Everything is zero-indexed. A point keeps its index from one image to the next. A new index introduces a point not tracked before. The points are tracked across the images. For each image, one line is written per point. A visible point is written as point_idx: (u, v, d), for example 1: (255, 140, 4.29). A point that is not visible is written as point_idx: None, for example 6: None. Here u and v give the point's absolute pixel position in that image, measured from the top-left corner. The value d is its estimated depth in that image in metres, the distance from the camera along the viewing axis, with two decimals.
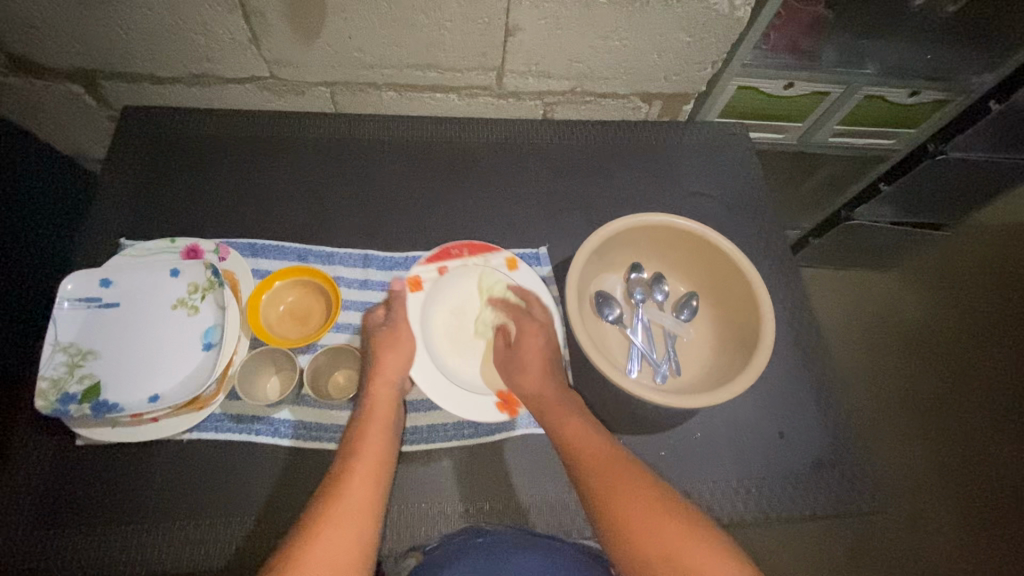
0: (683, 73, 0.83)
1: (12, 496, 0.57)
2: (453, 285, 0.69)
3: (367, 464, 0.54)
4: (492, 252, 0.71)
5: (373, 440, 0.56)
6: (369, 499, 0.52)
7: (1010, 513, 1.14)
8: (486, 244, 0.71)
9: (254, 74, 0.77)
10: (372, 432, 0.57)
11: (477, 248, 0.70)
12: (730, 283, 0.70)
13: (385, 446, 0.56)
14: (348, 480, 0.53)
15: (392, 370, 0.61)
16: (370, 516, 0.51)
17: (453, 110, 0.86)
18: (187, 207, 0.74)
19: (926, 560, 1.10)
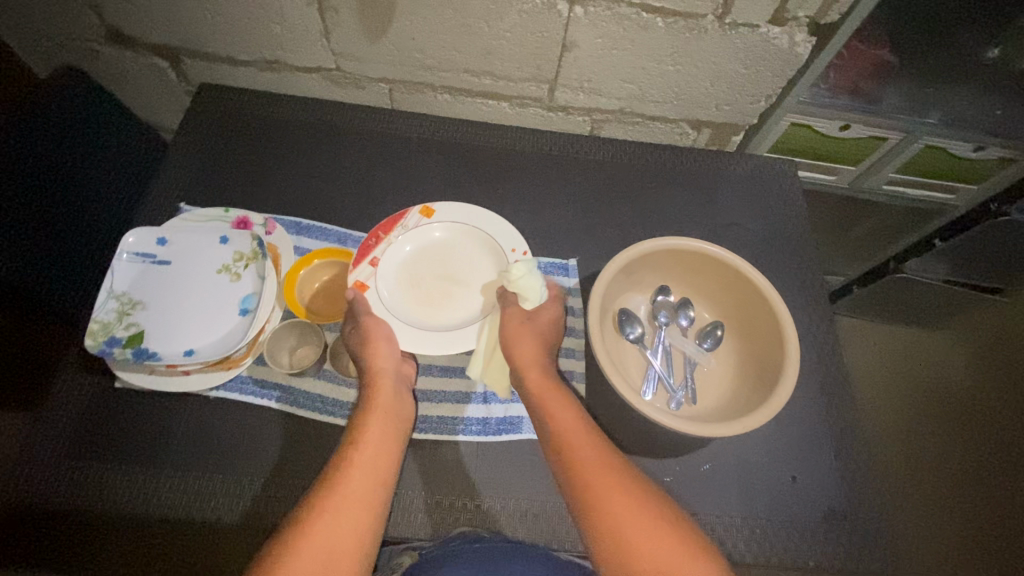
0: (734, 103, 0.83)
1: (53, 426, 0.62)
2: (393, 270, 0.70)
3: (368, 458, 0.56)
4: (403, 218, 0.72)
5: (373, 434, 0.58)
6: (368, 495, 0.54)
7: None
8: (393, 215, 0.71)
9: (320, 64, 0.81)
10: (372, 425, 0.58)
11: (387, 225, 0.71)
12: (756, 316, 0.69)
13: (388, 441, 0.59)
14: (350, 472, 0.55)
15: (387, 362, 0.62)
16: (371, 507, 0.54)
17: (502, 118, 0.88)
18: (243, 181, 0.79)
19: None
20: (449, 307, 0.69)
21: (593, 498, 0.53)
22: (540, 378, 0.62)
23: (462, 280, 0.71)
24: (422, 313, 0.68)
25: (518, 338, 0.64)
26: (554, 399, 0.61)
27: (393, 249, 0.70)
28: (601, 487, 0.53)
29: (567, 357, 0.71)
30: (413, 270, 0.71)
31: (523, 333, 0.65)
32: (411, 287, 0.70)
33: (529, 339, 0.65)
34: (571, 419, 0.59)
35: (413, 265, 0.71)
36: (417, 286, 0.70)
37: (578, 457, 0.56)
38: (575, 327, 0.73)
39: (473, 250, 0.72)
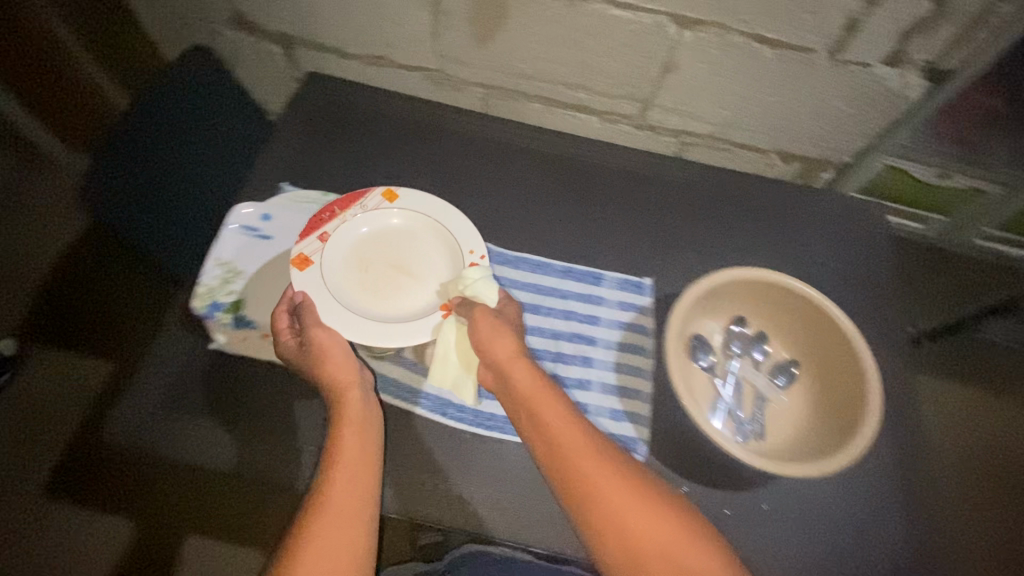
0: (831, 140, 0.82)
1: (149, 377, 0.66)
2: (342, 248, 0.67)
3: (347, 471, 0.57)
4: (363, 197, 0.70)
5: (348, 447, 0.58)
6: (358, 505, 0.56)
7: None
8: (353, 193, 0.70)
9: (423, 64, 0.85)
10: (346, 443, 0.58)
11: (345, 202, 0.69)
12: (837, 359, 0.67)
13: (365, 453, 0.58)
14: (335, 488, 0.56)
15: (349, 376, 0.61)
16: (363, 519, 0.55)
17: (590, 131, 0.90)
18: (340, 168, 0.82)
19: None
20: (394, 296, 0.67)
21: (592, 504, 0.55)
22: (526, 384, 0.60)
23: (414, 272, 0.69)
24: (367, 297, 0.66)
25: (490, 340, 0.62)
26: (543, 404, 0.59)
27: (346, 225, 0.68)
28: (608, 491, 0.55)
29: (634, 375, 0.70)
30: (363, 251, 0.68)
31: (500, 331, 0.63)
32: (359, 267, 0.67)
33: (504, 337, 0.62)
34: (563, 429, 0.58)
35: (365, 246, 0.69)
36: (366, 267, 0.68)
37: (575, 466, 0.56)
38: (645, 346, 0.72)
39: (427, 243, 0.70)
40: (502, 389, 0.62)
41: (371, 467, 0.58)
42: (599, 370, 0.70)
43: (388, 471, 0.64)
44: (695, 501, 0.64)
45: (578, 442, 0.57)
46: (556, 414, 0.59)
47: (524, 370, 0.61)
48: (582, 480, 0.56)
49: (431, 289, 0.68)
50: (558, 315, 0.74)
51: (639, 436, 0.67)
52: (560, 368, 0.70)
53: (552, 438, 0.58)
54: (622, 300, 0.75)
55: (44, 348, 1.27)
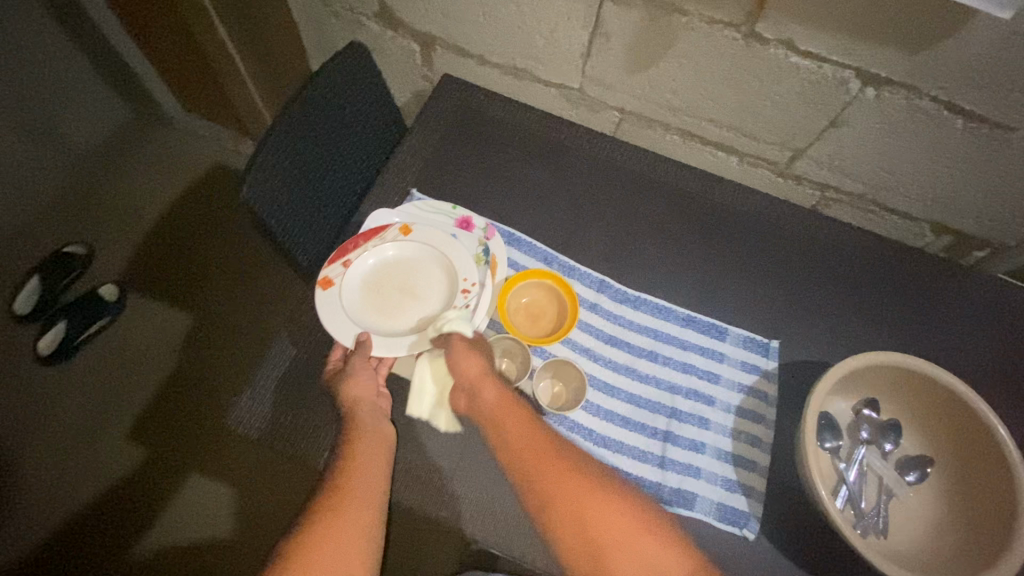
0: (998, 220, 0.75)
1: (275, 369, 0.69)
2: (361, 275, 0.69)
3: (361, 487, 0.55)
4: (384, 228, 0.72)
5: (360, 450, 0.58)
6: (365, 503, 0.54)
7: None
8: (374, 226, 0.72)
9: (565, 82, 0.83)
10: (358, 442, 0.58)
11: (368, 233, 0.71)
12: (983, 469, 0.62)
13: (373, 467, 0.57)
14: (347, 499, 0.54)
15: (364, 390, 0.62)
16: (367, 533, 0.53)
17: (726, 171, 0.85)
18: (467, 178, 0.81)
19: None
20: (397, 321, 0.68)
21: (559, 519, 0.52)
22: (491, 401, 0.59)
23: (421, 298, 0.69)
24: (372, 320, 0.68)
25: (459, 360, 0.61)
26: (510, 422, 0.57)
27: (367, 254, 0.70)
28: (586, 504, 0.52)
29: (751, 445, 0.67)
30: (378, 278, 0.70)
31: (470, 350, 0.62)
32: (374, 292, 0.69)
33: (473, 358, 0.61)
34: (532, 448, 0.55)
35: (384, 272, 0.70)
36: (380, 291, 0.69)
37: (546, 481, 0.53)
38: (765, 415, 0.69)
39: (437, 270, 0.71)
40: (474, 412, 0.60)
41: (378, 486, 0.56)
42: (714, 433, 0.68)
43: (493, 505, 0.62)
44: None
45: (547, 460, 0.54)
46: (523, 426, 0.57)
47: (492, 384, 0.60)
48: (555, 502, 0.52)
49: (433, 317, 0.68)
50: (675, 366, 0.71)
51: (751, 512, 0.64)
52: (674, 425, 0.68)
53: (517, 452, 0.55)
54: (744, 360, 0.72)
55: (139, 295, 1.34)
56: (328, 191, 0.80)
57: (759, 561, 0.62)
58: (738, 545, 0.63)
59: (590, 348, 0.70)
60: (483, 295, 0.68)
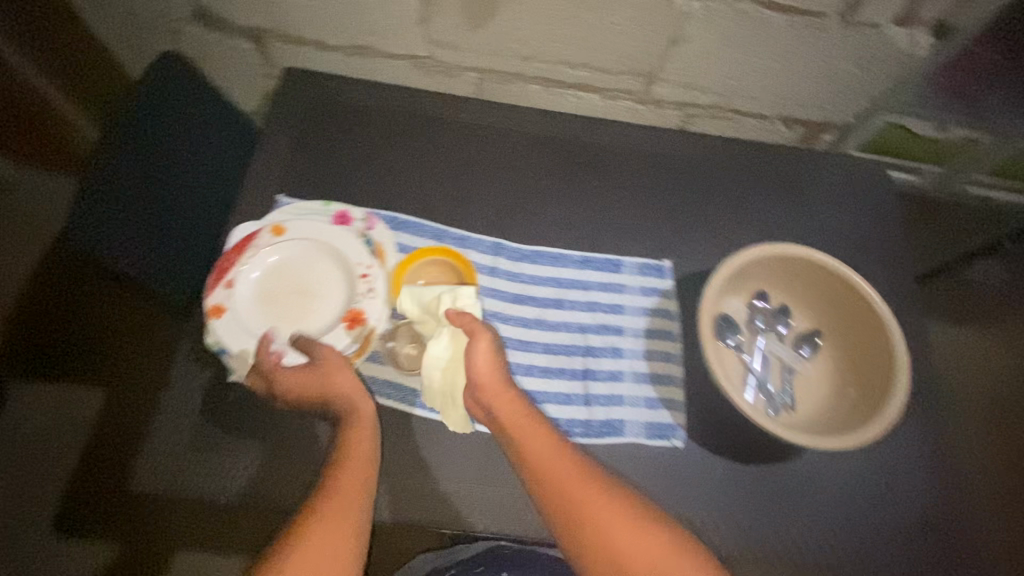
0: (835, 102, 0.81)
1: (177, 416, 0.64)
2: (247, 289, 0.63)
3: (350, 503, 0.52)
4: (255, 236, 0.65)
5: (358, 452, 0.55)
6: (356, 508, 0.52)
7: None
8: (245, 234, 0.65)
9: (413, 52, 0.80)
10: (356, 443, 0.55)
11: (240, 245, 0.64)
12: (860, 328, 0.69)
13: (357, 487, 0.53)
14: (341, 499, 0.52)
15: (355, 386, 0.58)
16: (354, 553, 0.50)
17: (591, 109, 0.86)
18: (337, 172, 0.77)
19: None
20: (302, 326, 0.63)
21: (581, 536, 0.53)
22: (511, 414, 0.58)
23: (321, 296, 0.64)
24: (277, 330, 0.62)
25: (477, 377, 0.59)
26: (532, 439, 0.57)
27: (247, 266, 0.64)
28: (601, 521, 0.53)
29: (664, 360, 0.71)
30: (270, 285, 0.64)
31: (489, 361, 0.59)
32: (268, 303, 0.63)
33: (491, 372, 0.59)
34: (556, 471, 0.55)
35: (274, 280, 0.64)
36: (273, 301, 0.63)
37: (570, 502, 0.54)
38: (671, 330, 0.73)
39: (326, 266, 0.66)
40: (494, 424, 0.59)
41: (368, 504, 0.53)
42: (629, 359, 0.71)
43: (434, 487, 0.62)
44: (734, 479, 0.66)
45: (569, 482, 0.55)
46: (540, 441, 0.57)
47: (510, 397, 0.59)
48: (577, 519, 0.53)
49: (339, 311, 0.64)
50: (582, 308, 0.73)
51: (676, 422, 0.68)
52: (590, 361, 0.70)
53: (534, 466, 0.56)
54: (644, 285, 0.75)
55: None
56: (182, 219, 0.74)
57: (690, 464, 0.66)
58: (672, 454, 0.67)
59: (499, 311, 0.71)
60: (380, 280, 0.65)
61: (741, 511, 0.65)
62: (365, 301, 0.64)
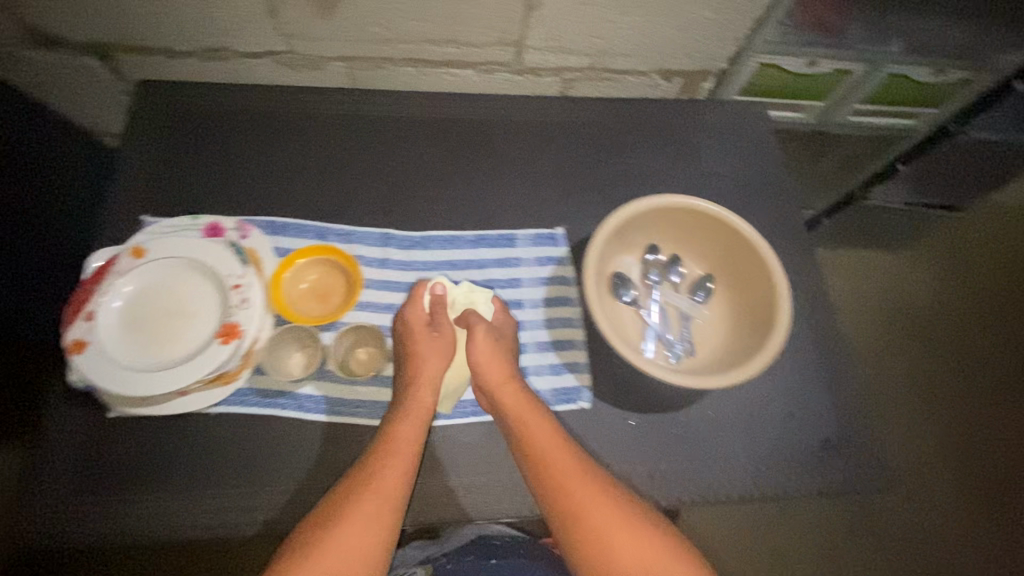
0: (704, 49, 0.82)
1: (49, 462, 0.58)
2: (108, 318, 0.60)
3: (389, 483, 0.55)
4: (113, 263, 0.62)
5: (406, 436, 0.58)
6: (395, 487, 0.55)
7: (1000, 503, 1.21)
8: (102, 263, 0.62)
9: (271, 49, 0.77)
10: (405, 428, 0.58)
11: (96, 275, 0.61)
12: (746, 266, 0.70)
13: (402, 469, 0.56)
14: (384, 477, 0.55)
15: (431, 373, 0.62)
16: (377, 552, 0.52)
17: (470, 86, 0.85)
18: (208, 184, 0.74)
19: (909, 531, 1.18)
20: (175, 347, 0.60)
21: (582, 537, 0.55)
22: (516, 407, 0.61)
23: (192, 313, 0.62)
24: (148, 355, 0.60)
25: (489, 367, 0.63)
26: (539, 428, 0.60)
27: (106, 295, 0.61)
28: (600, 519, 0.55)
29: (565, 326, 0.71)
30: (135, 310, 0.61)
31: (495, 355, 0.64)
32: (135, 329, 0.60)
33: (500, 363, 0.63)
34: (569, 469, 0.57)
35: (139, 305, 0.61)
36: (141, 326, 0.60)
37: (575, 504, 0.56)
38: (569, 296, 0.73)
39: (195, 282, 0.63)
40: (497, 414, 0.62)
41: (400, 502, 0.55)
42: (529, 330, 0.71)
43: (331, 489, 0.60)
44: (644, 431, 0.67)
45: (579, 483, 0.57)
46: (546, 436, 0.59)
47: (514, 389, 0.62)
48: (584, 524, 0.55)
49: (213, 325, 0.61)
50: (479, 286, 0.72)
51: (582, 384, 0.69)
52: None
53: (540, 460, 0.58)
54: (539, 255, 0.75)
55: None
56: None
57: (599, 424, 0.67)
58: (581, 417, 0.67)
59: (393, 304, 0.68)
60: (253, 287, 0.63)
61: (655, 461, 0.66)
62: (239, 310, 0.62)
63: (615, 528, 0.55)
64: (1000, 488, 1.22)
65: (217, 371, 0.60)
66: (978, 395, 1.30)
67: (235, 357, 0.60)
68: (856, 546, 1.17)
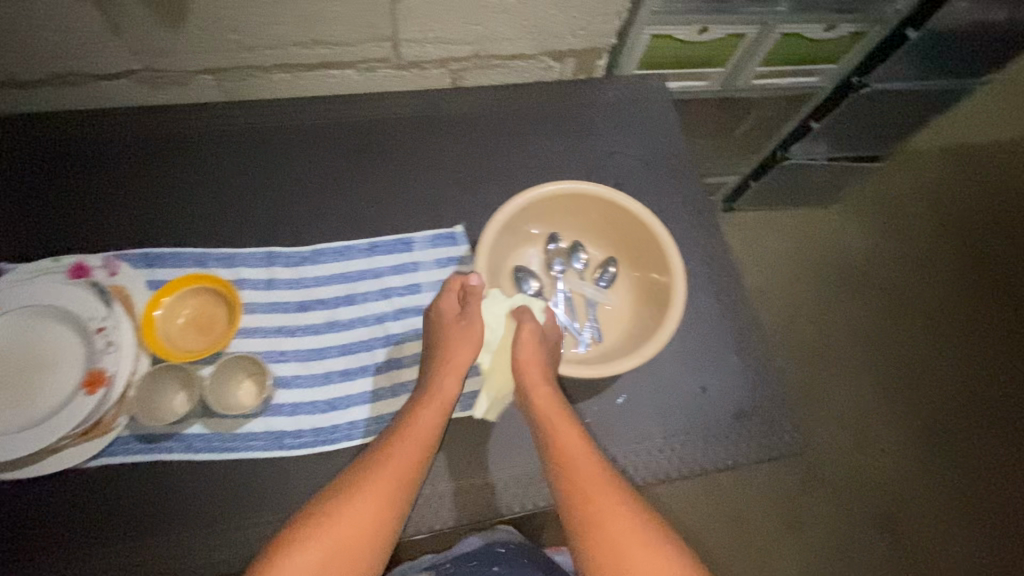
0: (588, 27, 0.79)
1: None
2: None
3: (400, 463, 0.54)
4: None
5: (425, 420, 0.57)
6: (407, 468, 0.54)
7: (936, 439, 1.26)
8: None
9: (126, 68, 0.71)
10: (427, 412, 0.57)
11: None
12: (644, 247, 0.69)
13: (416, 451, 0.55)
14: (397, 458, 0.54)
15: (460, 362, 0.60)
16: (383, 529, 0.52)
17: (355, 86, 0.81)
18: (74, 220, 0.69)
19: (854, 476, 1.22)
20: (39, 401, 0.57)
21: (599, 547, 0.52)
22: (547, 410, 0.59)
23: (55, 363, 0.58)
24: (11, 415, 0.56)
25: (525, 366, 0.60)
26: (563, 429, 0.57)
27: None
28: (614, 533, 0.52)
29: None
30: None
31: (534, 354, 0.61)
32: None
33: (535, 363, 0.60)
34: (591, 473, 0.55)
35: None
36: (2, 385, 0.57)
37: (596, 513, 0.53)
38: None
39: (56, 329, 0.59)
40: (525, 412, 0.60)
41: (410, 484, 0.54)
42: None
43: (224, 531, 0.57)
44: None
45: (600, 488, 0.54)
46: (573, 441, 0.57)
47: (546, 391, 0.59)
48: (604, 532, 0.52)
49: (78, 373, 0.58)
50: (376, 297, 0.68)
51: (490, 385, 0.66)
52: (392, 351, 0.66)
53: (566, 464, 0.56)
54: (439, 256, 0.72)
55: None
56: None
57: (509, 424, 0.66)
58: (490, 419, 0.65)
59: (284, 325, 0.65)
60: (117, 326, 0.59)
61: None
62: (104, 354, 0.58)
63: (631, 533, 0.52)
64: (934, 423, 1.27)
65: (86, 425, 0.57)
66: (908, 337, 1.35)
67: (105, 408, 0.57)
68: (806, 498, 1.20)
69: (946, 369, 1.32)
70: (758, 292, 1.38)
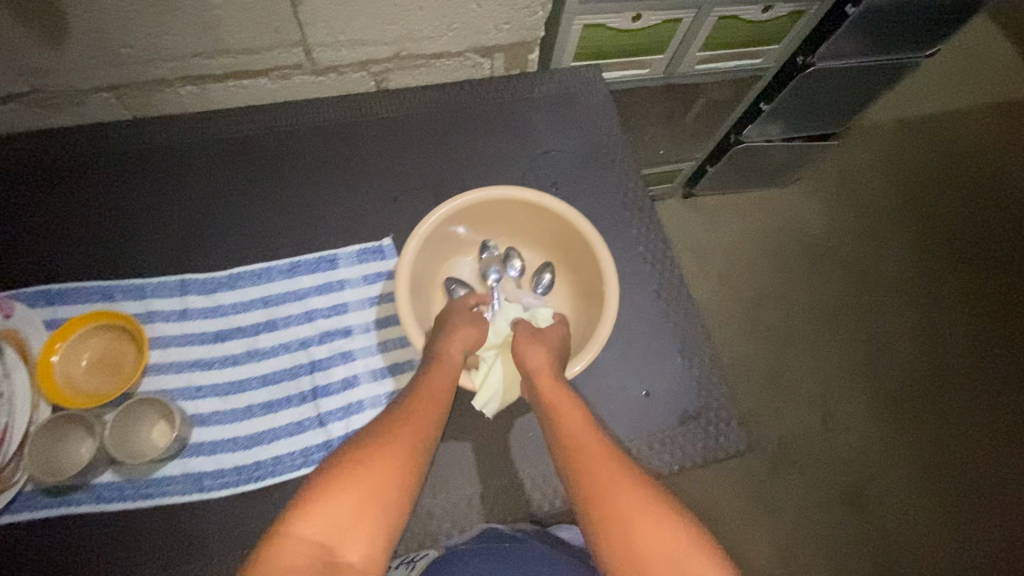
0: (513, 20, 0.75)
1: None
2: None
3: (410, 426, 0.48)
4: None
5: (435, 386, 0.52)
6: (415, 433, 0.48)
7: (900, 413, 1.26)
8: None
9: (12, 90, 0.66)
10: (436, 378, 0.53)
11: None
12: (578, 251, 0.66)
13: (425, 416, 0.49)
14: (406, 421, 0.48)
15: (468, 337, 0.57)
16: (390, 500, 0.43)
17: (271, 95, 0.76)
18: None
19: (823, 454, 1.21)
20: None
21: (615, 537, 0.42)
22: (553, 393, 0.54)
23: None
24: None
25: (528, 349, 0.57)
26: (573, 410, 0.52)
27: None
28: (631, 516, 0.42)
29: (401, 346, 0.65)
30: None
31: (533, 338, 0.58)
32: None
33: (540, 348, 0.57)
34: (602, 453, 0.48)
35: None
36: None
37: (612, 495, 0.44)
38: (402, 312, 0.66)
39: None
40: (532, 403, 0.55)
41: (417, 455, 0.47)
42: (362, 359, 0.64)
43: None
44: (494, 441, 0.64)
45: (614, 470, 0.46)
46: (581, 422, 0.51)
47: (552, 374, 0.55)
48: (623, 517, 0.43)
49: None
50: (300, 320, 0.65)
51: None
52: (318, 377, 0.62)
53: (577, 446, 0.49)
54: (366, 273, 0.68)
55: None
56: None
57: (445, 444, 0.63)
58: None
59: (200, 358, 0.62)
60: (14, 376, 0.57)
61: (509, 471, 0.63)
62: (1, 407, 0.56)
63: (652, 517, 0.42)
64: (899, 396, 1.27)
65: None
66: (869, 311, 1.35)
67: (4, 461, 0.55)
68: (777, 481, 1.19)
69: (908, 342, 1.33)
70: (720, 277, 1.37)
